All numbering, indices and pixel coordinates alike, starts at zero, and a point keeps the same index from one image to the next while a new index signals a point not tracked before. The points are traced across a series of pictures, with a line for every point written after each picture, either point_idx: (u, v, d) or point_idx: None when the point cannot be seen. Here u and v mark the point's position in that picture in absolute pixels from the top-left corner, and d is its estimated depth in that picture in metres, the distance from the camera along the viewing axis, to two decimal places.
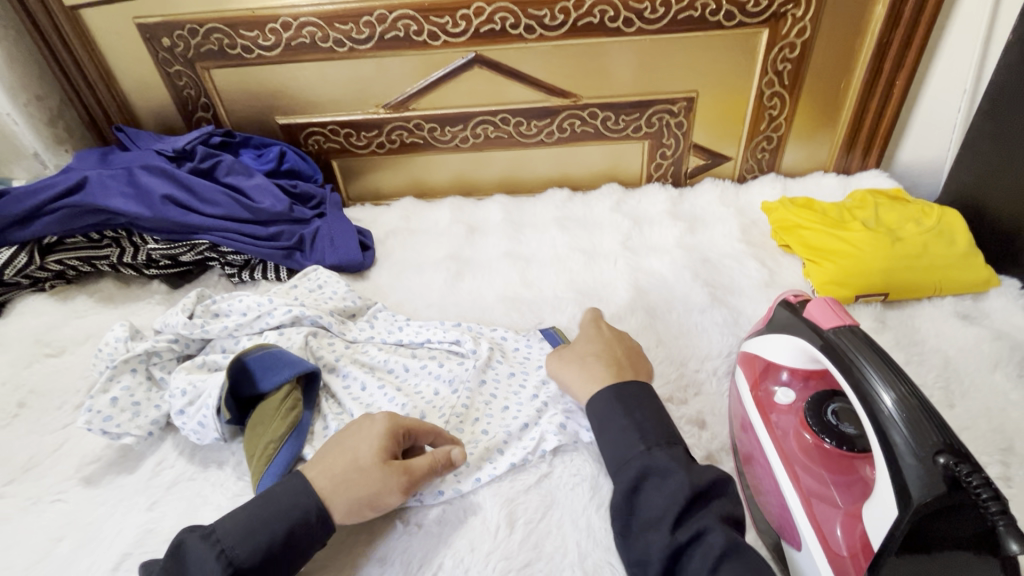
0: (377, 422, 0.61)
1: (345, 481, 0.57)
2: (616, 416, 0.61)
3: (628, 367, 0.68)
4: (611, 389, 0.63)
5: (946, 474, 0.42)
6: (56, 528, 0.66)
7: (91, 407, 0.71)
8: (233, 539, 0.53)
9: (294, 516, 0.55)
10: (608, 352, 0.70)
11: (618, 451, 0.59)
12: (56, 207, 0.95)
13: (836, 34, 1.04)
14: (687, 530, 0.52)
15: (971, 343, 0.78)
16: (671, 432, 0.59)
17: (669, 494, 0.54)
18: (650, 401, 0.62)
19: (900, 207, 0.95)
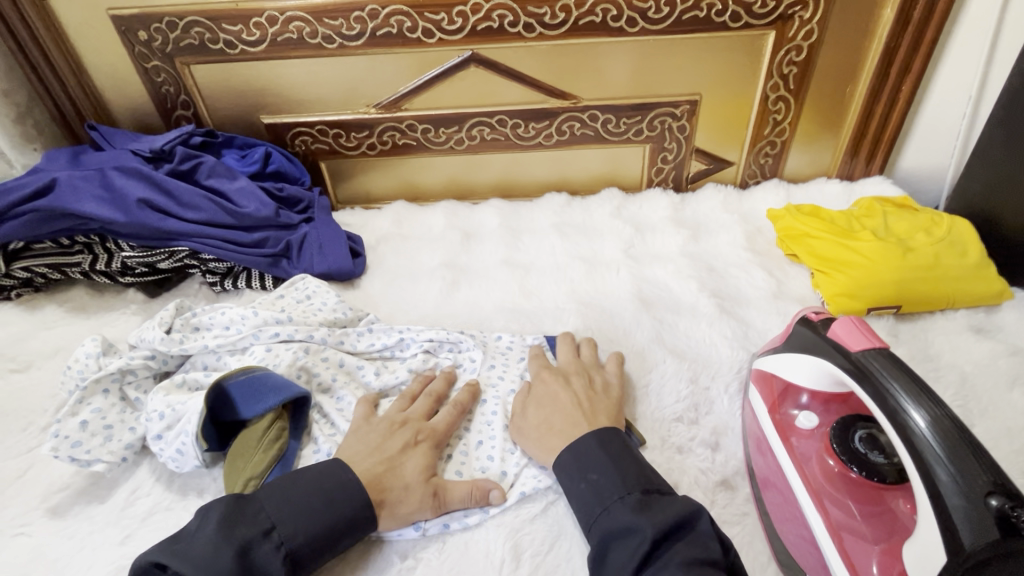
0: (416, 442, 0.63)
1: (392, 492, 0.58)
2: (585, 465, 0.57)
3: (594, 412, 0.64)
4: (573, 447, 0.59)
5: (999, 515, 0.39)
6: (19, 565, 0.60)
7: (58, 432, 0.65)
8: (291, 528, 0.53)
9: (346, 511, 0.55)
10: (575, 397, 0.66)
11: (586, 505, 0.55)
12: (23, 211, 0.89)
13: (842, 38, 1.01)
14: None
15: (987, 359, 0.76)
16: (633, 473, 0.55)
17: (633, 544, 0.50)
18: (610, 443, 0.59)
19: (909, 216, 0.93)
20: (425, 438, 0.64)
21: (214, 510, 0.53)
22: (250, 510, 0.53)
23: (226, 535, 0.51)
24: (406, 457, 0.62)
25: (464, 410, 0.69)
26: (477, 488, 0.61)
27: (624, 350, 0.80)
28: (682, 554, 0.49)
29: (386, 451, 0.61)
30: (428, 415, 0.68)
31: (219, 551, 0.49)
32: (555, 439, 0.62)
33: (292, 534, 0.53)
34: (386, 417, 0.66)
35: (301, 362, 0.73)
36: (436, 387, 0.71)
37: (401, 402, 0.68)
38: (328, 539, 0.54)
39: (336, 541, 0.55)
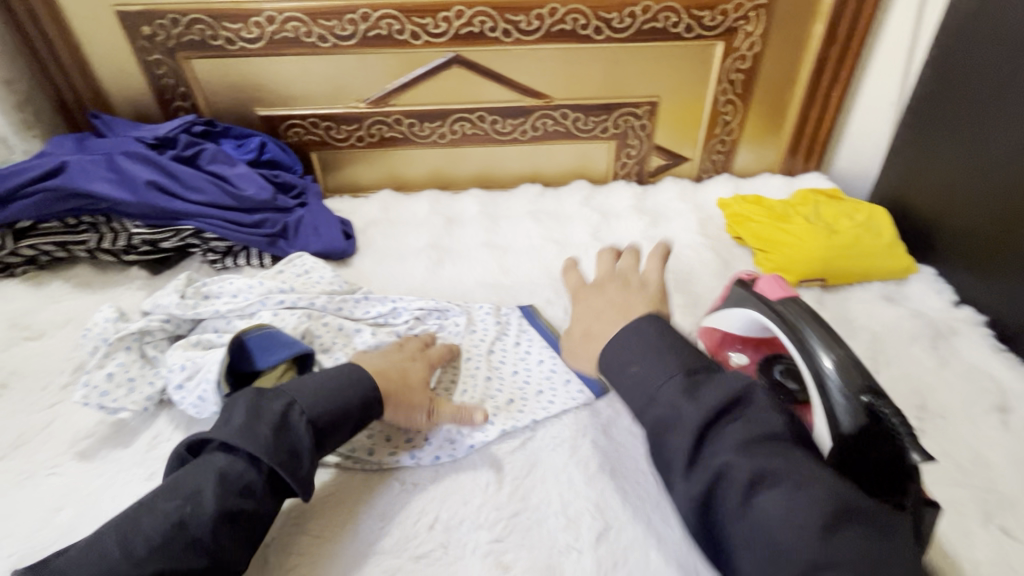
0: (416, 361, 0.74)
1: (395, 386, 0.68)
2: (634, 365, 0.56)
3: (628, 307, 0.67)
4: (613, 345, 0.59)
5: (869, 409, 0.53)
6: (54, 498, 0.67)
7: (88, 382, 0.73)
8: (311, 402, 0.61)
9: (359, 394, 0.64)
10: (613, 301, 0.69)
11: (632, 397, 0.55)
12: (34, 191, 0.95)
13: (780, 50, 1.16)
14: (702, 472, 0.48)
15: (894, 321, 0.90)
16: (676, 361, 0.54)
17: (687, 435, 0.49)
18: (667, 351, 0.55)
19: (836, 204, 1.07)
20: (421, 359, 0.75)
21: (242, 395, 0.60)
22: (271, 392, 0.61)
23: (258, 413, 0.58)
24: (408, 366, 0.72)
25: (450, 356, 0.79)
26: (463, 413, 0.70)
27: None
28: (733, 437, 0.48)
29: (390, 358, 0.72)
30: (423, 348, 0.78)
31: (252, 424, 0.56)
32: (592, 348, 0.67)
33: (314, 411, 0.60)
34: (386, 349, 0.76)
35: (305, 325, 0.82)
36: (427, 336, 0.81)
37: (395, 345, 0.78)
38: (343, 413, 0.62)
39: (353, 415, 0.63)
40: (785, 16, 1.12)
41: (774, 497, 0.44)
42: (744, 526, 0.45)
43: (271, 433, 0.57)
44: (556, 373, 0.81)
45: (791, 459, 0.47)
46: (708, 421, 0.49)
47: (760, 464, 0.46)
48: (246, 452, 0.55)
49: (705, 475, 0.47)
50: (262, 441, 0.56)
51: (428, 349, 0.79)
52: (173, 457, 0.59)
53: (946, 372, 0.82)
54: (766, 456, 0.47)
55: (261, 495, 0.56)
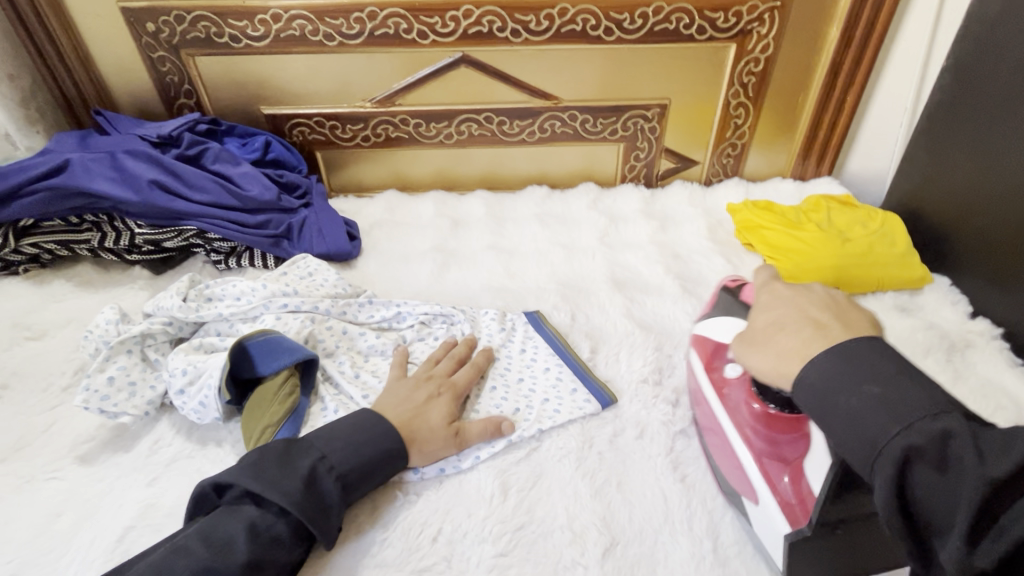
0: (441, 393, 0.72)
1: (419, 431, 0.67)
2: (848, 385, 0.45)
3: (848, 317, 0.52)
4: (827, 355, 0.47)
5: None
6: (53, 504, 0.66)
7: (88, 386, 0.72)
8: (342, 457, 0.62)
9: (388, 446, 0.65)
10: (820, 302, 0.54)
11: (858, 428, 0.43)
12: (36, 189, 0.94)
13: (794, 52, 1.14)
14: (998, 537, 0.36)
15: (908, 332, 0.89)
16: (935, 392, 0.42)
17: (949, 481, 0.39)
18: (883, 370, 0.44)
19: (849, 212, 1.05)
20: (447, 390, 0.73)
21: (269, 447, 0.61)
22: (299, 445, 0.62)
23: (291, 468, 0.59)
24: (430, 406, 0.70)
25: (482, 370, 0.79)
26: (490, 424, 0.71)
27: (598, 324, 0.90)
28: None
29: (414, 399, 0.70)
30: (451, 373, 0.76)
31: (285, 478, 0.58)
32: (785, 343, 0.51)
33: (343, 465, 0.62)
34: (413, 375, 0.74)
35: (308, 329, 0.81)
36: (460, 352, 0.80)
37: (426, 364, 0.77)
38: (370, 469, 0.63)
39: (378, 470, 0.64)
40: (800, 17, 1.09)
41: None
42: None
43: (303, 489, 0.58)
44: (563, 381, 0.80)
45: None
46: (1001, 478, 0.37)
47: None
48: (276, 504, 0.56)
49: (1002, 545, 0.36)
50: (294, 497, 0.57)
51: (456, 371, 0.77)
52: (197, 497, 0.60)
53: (960, 386, 0.80)
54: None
55: (289, 544, 0.56)
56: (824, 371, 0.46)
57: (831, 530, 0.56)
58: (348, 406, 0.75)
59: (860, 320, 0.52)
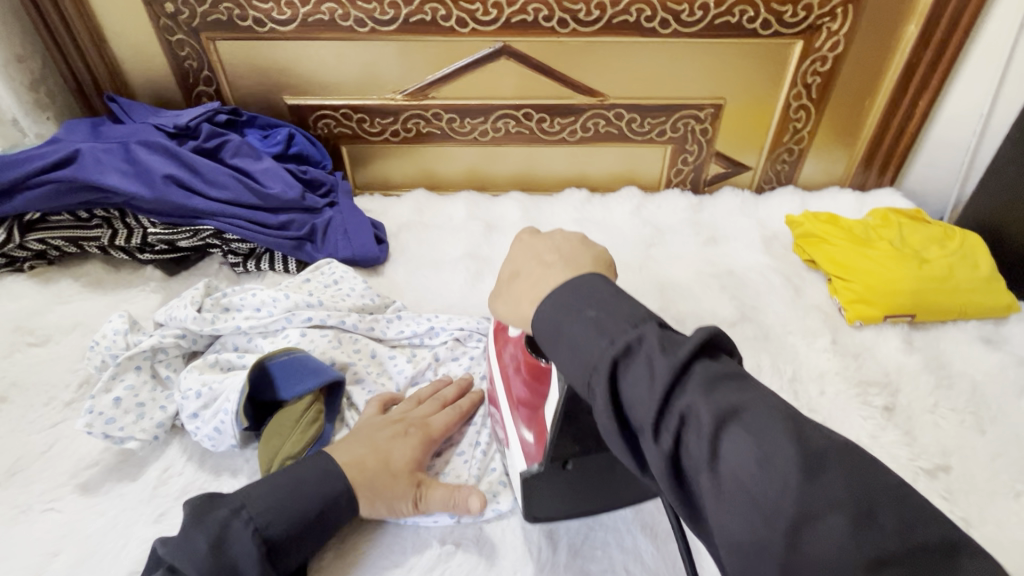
0: (409, 434, 0.63)
1: (372, 480, 0.59)
2: (571, 310, 0.42)
3: (576, 257, 0.50)
4: (556, 292, 0.44)
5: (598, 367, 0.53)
6: (51, 540, 0.60)
7: (92, 408, 0.65)
8: (264, 510, 0.54)
9: (329, 490, 0.57)
10: (555, 245, 0.53)
11: (575, 359, 0.41)
12: (42, 181, 0.87)
13: (866, 51, 1.04)
14: (668, 425, 0.35)
15: (997, 369, 0.80)
16: (632, 308, 0.41)
17: (646, 384, 0.36)
18: (619, 309, 0.41)
19: (922, 228, 0.95)
20: (416, 430, 0.64)
21: (189, 508, 0.54)
22: (221, 504, 0.54)
23: (205, 527, 0.52)
24: (394, 446, 0.62)
25: (466, 416, 0.69)
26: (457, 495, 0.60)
27: None
28: (700, 377, 0.36)
29: (376, 439, 0.61)
30: (431, 415, 0.67)
31: (194, 541, 0.51)
32: (519, 288, 0.50)
33: (267, 518, 0.53)
34: (387, 417, 0.65)
35: (335, 350, 0.74)
36: (446, 394, 0.70)
37: (406, 404, 0.68)
38: (304, 522, 0.55)
39: (315, 522, 0.56)
40: (876, 12, 0.99)
41: (739, 437, 0.34)
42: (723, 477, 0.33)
43: (214, 552, 0.51)
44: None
45: (766, 400, 0.36)
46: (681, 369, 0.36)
47: (729, 404, 0.35)
48: (188, 572, 0.50)
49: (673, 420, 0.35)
50: (205, 564, 0.50)
51: (438, 414, 0.68)
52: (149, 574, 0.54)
53: None
54: (728, 392, 0.35)
55: None
56: (551, 310, 0.43)
57: (560, 467, 0.56)
58: None
59: (588, 260, 0.51)
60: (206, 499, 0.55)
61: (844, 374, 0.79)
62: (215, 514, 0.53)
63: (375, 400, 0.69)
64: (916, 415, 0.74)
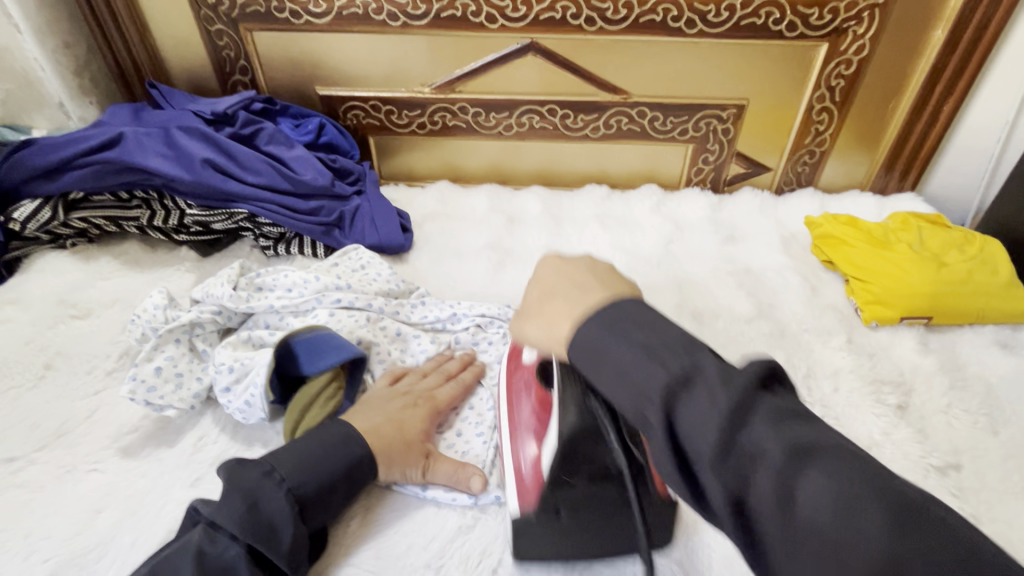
0: (419, 405, 0.68)
1: (393, 445, 0.63)
2: (612, 343, 0.42)
3: (608, 280, 0.51)
4: (594, 317, 0.44)
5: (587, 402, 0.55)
6: (95, 499, 0.64)
7: (135, 376, 0.69)
8: (293, 470, 0.57)
9: (350, 454, 0.60)
10: (585, 269, 0.54)
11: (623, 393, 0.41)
12: (88, 162, 0.91)
13: (891, 55, 1.04)
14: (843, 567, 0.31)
15: (1013, 373, 0.80)
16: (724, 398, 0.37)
17: (709, 411, 0.37)
18: (678, 342, 0.41)
19: (942, 232, 0.95)
20: (427, 403, 0.69)
21: (224, 472, 0.56)
22: (255, 463, 0.57)
23: (238, 487, 0.55)
24: (406, 415, 0.66)
25: (468, 388, 0.74)
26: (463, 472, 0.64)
27: None
28: (767, 413, 0.37)
29: (391, 410, 0.66)
30: (436, 387, 0.72)
31: (228, 499, 0.54)
32: (552, 308, 0.50)
33: (296, 479, 0.56)
34: (394, 388, 0.70)
35: (362, 330, 0.77)
36: (449, 366, 0.75)
37: (412, 376, 0.72)
38: (329, 483, 0.58)
39: (340, 483, 0.59)
40: (903, 16, 1.00)
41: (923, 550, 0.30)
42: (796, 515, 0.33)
43: (247, 508, 0.54)
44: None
45: (841, 444, 0.36)
46: (745, 403, 0.37)
47: (797, 440, 0.35)
48: (224, 527, 0.53)
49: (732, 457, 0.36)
50: (239, 518, 0.53)
51: (443, 386, 0.72)
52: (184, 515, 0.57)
53: None
54: (797, 428, 0.36)
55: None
56: (591, 333, 0.43)
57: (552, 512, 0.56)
58: None
59: (621, 283, 0.52)
60: (238, 462, 0.57)
61: (858, 372, 0.80)
62: (252, 476, 0.55)
63: (386, 374, 0.73)
64: (929, 415, 0.75)
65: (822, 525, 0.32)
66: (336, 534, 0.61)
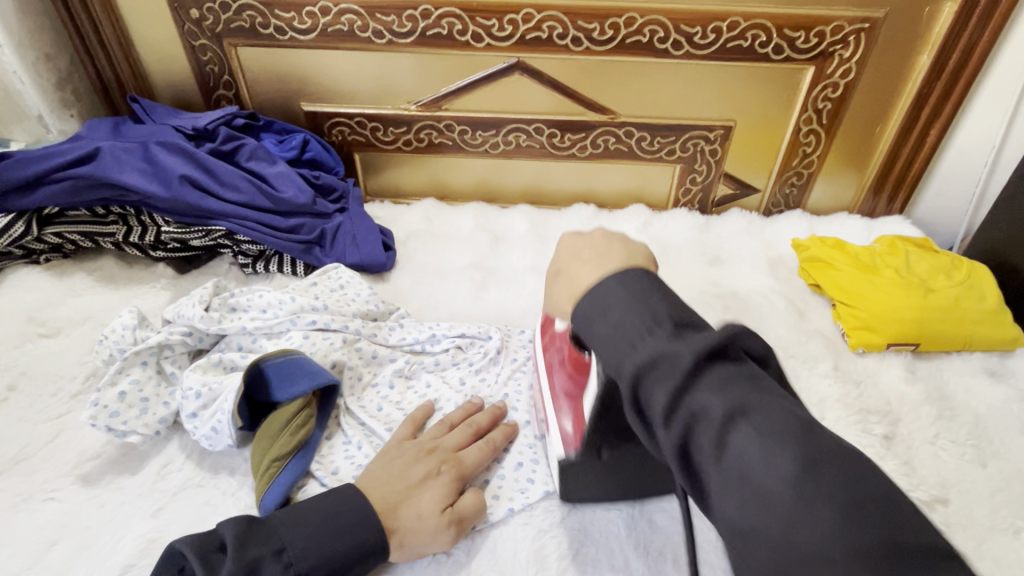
0: (440, 472, 0.62)
1: (407, 516, 0.57)
2: (604, 306, 0.42)
3: (613, 255, 0.48)
4: (591, 287, 0.44)
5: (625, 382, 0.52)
6: (51, 529, 0.61)
7: (97, 401, 0.66)
8: (304, 552, 0.52)
9: (365, 539, 0.55)
10: (594, 245, 0.50)
11: (606, 351, 0.41)
12: (62, 177, 0.89)
13: (878, 78, 1.04)
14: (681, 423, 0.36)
15: (1001, 403, 0.79)
16: (663, 306, 0.40)
17: (638, 357, 0.39)
18: (637, 287, 0.42)
19: (930, 257, 0.94)
20: (450, 468, 0.62)
21: (232, 534, 0.52)
22: (264, 532, 0.53)
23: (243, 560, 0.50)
24: (425, 486, 0.60)
25: (497, 448, 0.67)
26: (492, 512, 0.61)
27: None
28: (718, 376, 0.37)
29: (407, 481, 0.60)
30: (462, 446, 0.66)
31: (231, 572, 0.49)
32: (560, 293, 0.50)
33: (306, 563, 0.52)
34: (415, 445, 0.64)
35: (337, 353, 0.76)
36: (479, 420, 0.69)
37: (436, 430, 0.67)
38: (337, 567, 0.53)
39: (347, 569, 0.54)
40: (889, 41, 1.00)
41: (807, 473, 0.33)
42: (767, 527, 0.33)
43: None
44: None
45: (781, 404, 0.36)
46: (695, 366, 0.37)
47: (738, 400, 0.36)
48: None
49: (687, 426, 0.36)
50: None
51: (469, 444, 0.66)
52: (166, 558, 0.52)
53: None
54: (743, 391, 0.36)
55: None
56: (589, 303, 0.43)
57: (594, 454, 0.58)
58: (373, 441, 0.70)
59: (625, 256, 0.48)
60: (247, 525, 0.53)
61: (844, 401, 0.78)
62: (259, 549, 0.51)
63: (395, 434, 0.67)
64: (917, 445, 0.74)
65: (779, 497, 0.33)
66: None
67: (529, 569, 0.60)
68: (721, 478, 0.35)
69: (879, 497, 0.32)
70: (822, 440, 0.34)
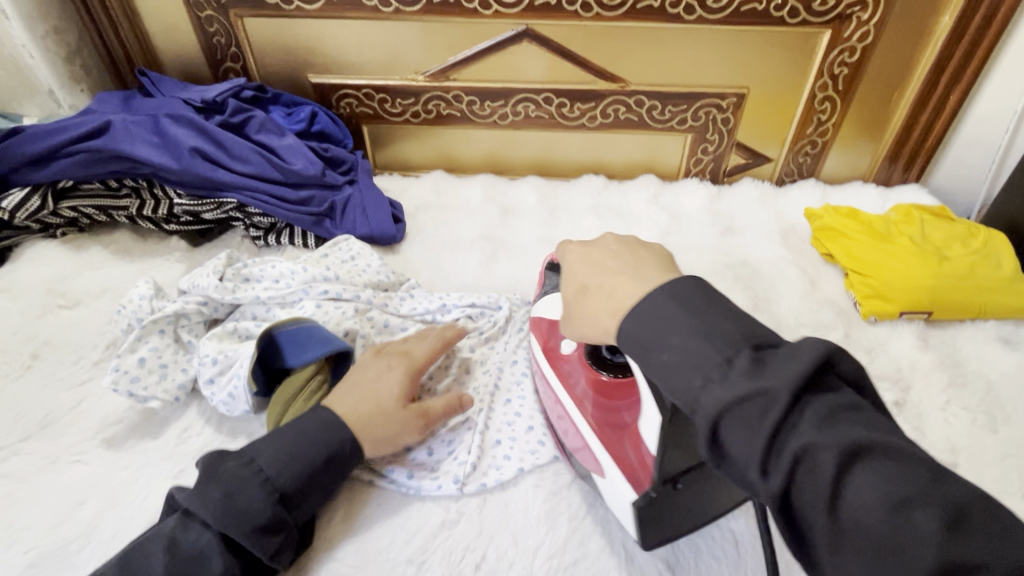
0: (392, 367, 0.65)
1: (369, 416, 0.60)
2: (655, 329, 0.43)
3: (637, 259, 0.53)
4: (638, 304, 0.45)
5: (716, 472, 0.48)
6: (79, 490, 0.64)
7: (118, 366, 0.68)
8: (271, 462, 0.55)
9: (332, 440, 0.58)
10: (613, 253, 0.55)
11: (675, 382, 0.41)
12: (75, 150, 0.90)
13: (896, 41, 1.01)
14: (782, 454, 0.36)
15: (1014, 370, 0.79)
16: (735, 328, 0.41)
17: (750, 416, 0.37)
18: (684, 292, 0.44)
19: (946, 225, 0.93)
20: (400, 362, 0.66)
21: (206, 459, 0.55)
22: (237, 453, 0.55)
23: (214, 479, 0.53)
24: (379, 381, 0.63)
25: (449, 344, 0.71)
26: (454, 399, 0.66)
27: None
28: (818, 412, 0.36)
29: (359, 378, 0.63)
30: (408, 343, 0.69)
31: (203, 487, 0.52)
32: (594, 301, 0.51)
33: (273, 471, 0.54)
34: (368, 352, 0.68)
35: (349, 322, 0.76)
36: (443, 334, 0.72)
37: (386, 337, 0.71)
38: (312, 475, 0.56)
39: (320, 474, 0.56)
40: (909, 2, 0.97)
41: (867, 475, 0.34)
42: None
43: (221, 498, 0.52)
44: None
45: (892, 440, 0.36)
46: (796, 400, 0.36)
47: (849, 438, 0.35)
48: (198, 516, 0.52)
49: (787, 463, 0.35)
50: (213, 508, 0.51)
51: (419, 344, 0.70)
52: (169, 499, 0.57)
53: None
54: (851, 428, 0.36)
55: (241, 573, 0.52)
56: (636, 319, 0.44)
57: (671, 488, 0.53)
58: None
59: (642, 250, 0.54)
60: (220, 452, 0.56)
61: None
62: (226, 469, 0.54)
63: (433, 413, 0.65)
64: (927, 412, 0.74)
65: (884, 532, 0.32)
66: (334, 551, 0.59)
67: (540, 529, 0.61)
68: (831, 528, 0.34)
69: (991, 529, 0.32)
70: (949, 487, 0.33)
